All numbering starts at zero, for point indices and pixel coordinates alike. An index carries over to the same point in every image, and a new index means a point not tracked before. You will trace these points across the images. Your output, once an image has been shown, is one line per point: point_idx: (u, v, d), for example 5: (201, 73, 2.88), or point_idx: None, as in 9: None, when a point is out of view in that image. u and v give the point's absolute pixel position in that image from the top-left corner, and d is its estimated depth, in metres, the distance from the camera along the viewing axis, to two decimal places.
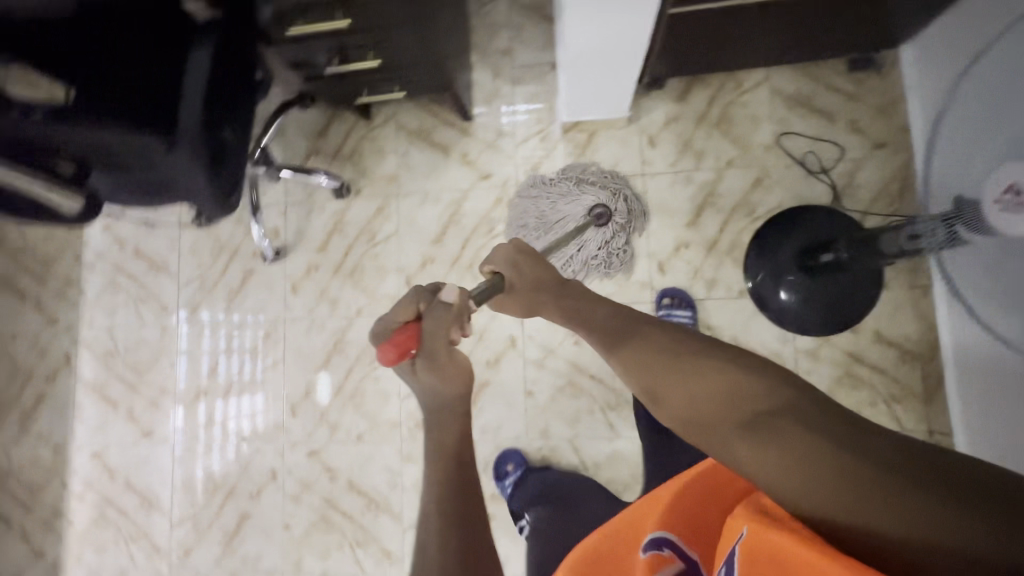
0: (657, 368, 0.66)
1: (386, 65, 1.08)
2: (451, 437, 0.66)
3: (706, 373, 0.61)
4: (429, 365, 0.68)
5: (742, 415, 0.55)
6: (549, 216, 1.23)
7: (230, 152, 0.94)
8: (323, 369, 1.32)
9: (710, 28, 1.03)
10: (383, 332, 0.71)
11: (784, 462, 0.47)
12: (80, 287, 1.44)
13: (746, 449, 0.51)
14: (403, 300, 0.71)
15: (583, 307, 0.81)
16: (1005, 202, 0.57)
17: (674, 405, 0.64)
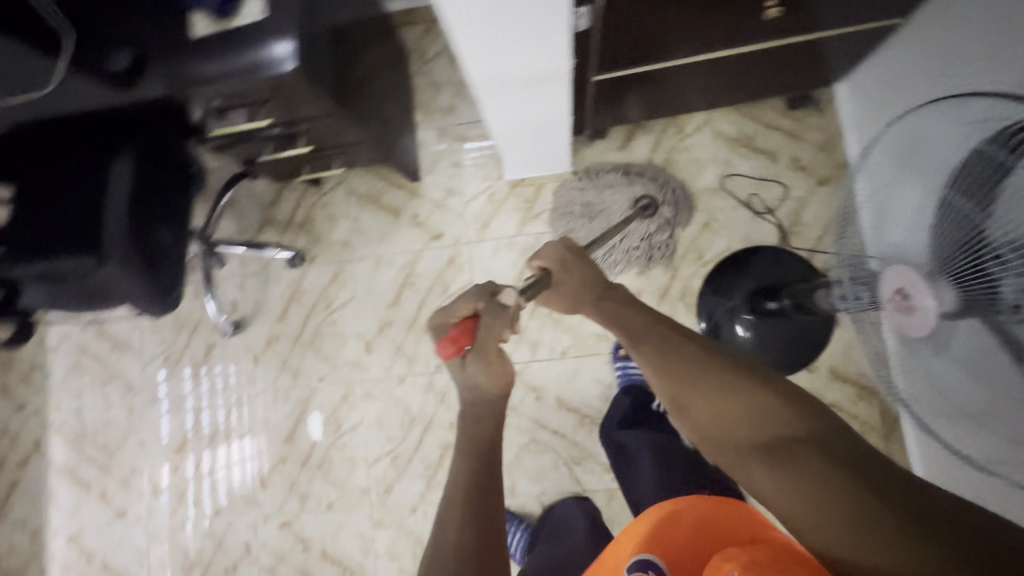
0: (683, 378, 0.65)
1: (322, 146, 1.08)
2: (486, 434, 0.67)
3: (736, 389, 0.62)
4: (481, 360, 0.70)
5: (769, 440, 0.57)
6: (593, 205, 1.23)
7: (168, 254, 0.93)
8: (290, 439, 1.32)
9: (642, 84, 1.03)
10: (441, 321, 0.74)
11: (804, 495, 0.51)
12: (46, 371, 1.44)
13: (767, 474, 0.55)
14: (463, 296, 0.74)
15: (618, 308, 0.77)
16: (895, 303, 0.56)
17: (694, 418, 0.64)
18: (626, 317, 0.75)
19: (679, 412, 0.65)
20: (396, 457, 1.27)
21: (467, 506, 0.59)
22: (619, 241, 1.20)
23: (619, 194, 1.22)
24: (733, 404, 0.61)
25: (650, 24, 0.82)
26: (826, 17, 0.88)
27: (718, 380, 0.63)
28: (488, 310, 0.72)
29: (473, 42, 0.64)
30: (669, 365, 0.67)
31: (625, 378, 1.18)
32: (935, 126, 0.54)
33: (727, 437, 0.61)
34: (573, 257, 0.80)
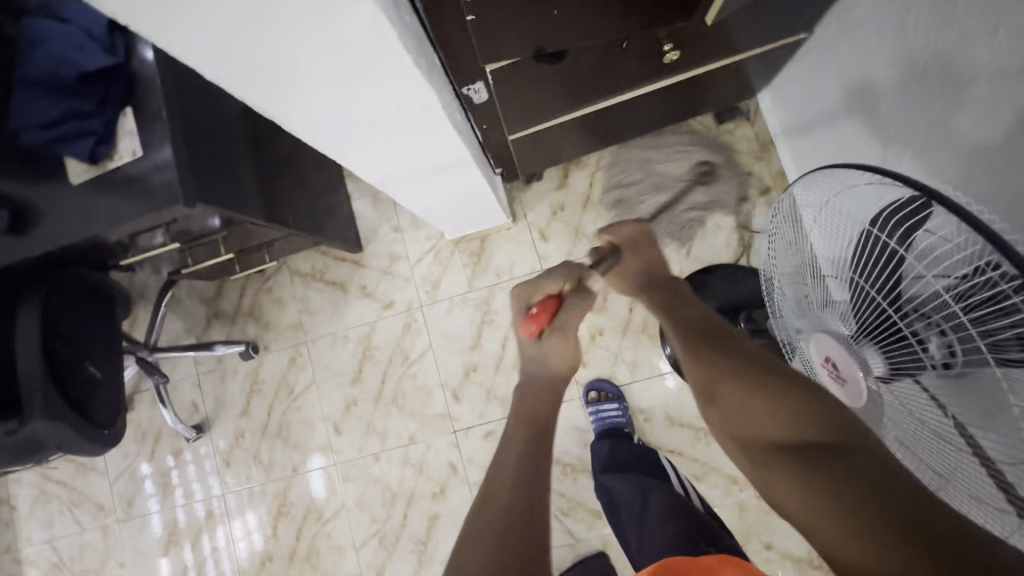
0: (714, 365, 0.62)
1: (245, 246, 1.08)
2: (543, 406, 0.68)
3: (770, 386, 0.56)
4: (559, 337, 0.72)
5: (789, 442, 0.51)
6: (650, 169, 1.20)
7: (101, 390, 0.91)
8: (273, 533, 1.28)
9: (561, 131, 1.01)
10: (525, 294, 0.74)
11: (806, 497, 0.45)
12: (11, 504, 1.38)
13: (781, 476, 0.49)
14: (552, 274, 0.73)
15: (670, 297, 0.74)
16: (830, 372, 0.56)
17: (727, 413, 0.59)
18: (675, 310, 0.72)
19: (713, 405, 0.61)
20: (383, 537, 1.23)
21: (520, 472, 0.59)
22: (678, 214, 1.19)
23: (678, 165, 1.18)
24: (763, 399, 0.56)
25: (551, 88, 0.79)
26: (736, 45, 0.85)
27: (754, 377, 0.58)
28: (573, 294, 0.73)
29: (355, 154, 0.61)
30: (703, 358, 0.63)
31: (599, 424, 1.14)
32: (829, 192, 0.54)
33: (751, 435, 0.55)
34: (645, 239, 0.79)
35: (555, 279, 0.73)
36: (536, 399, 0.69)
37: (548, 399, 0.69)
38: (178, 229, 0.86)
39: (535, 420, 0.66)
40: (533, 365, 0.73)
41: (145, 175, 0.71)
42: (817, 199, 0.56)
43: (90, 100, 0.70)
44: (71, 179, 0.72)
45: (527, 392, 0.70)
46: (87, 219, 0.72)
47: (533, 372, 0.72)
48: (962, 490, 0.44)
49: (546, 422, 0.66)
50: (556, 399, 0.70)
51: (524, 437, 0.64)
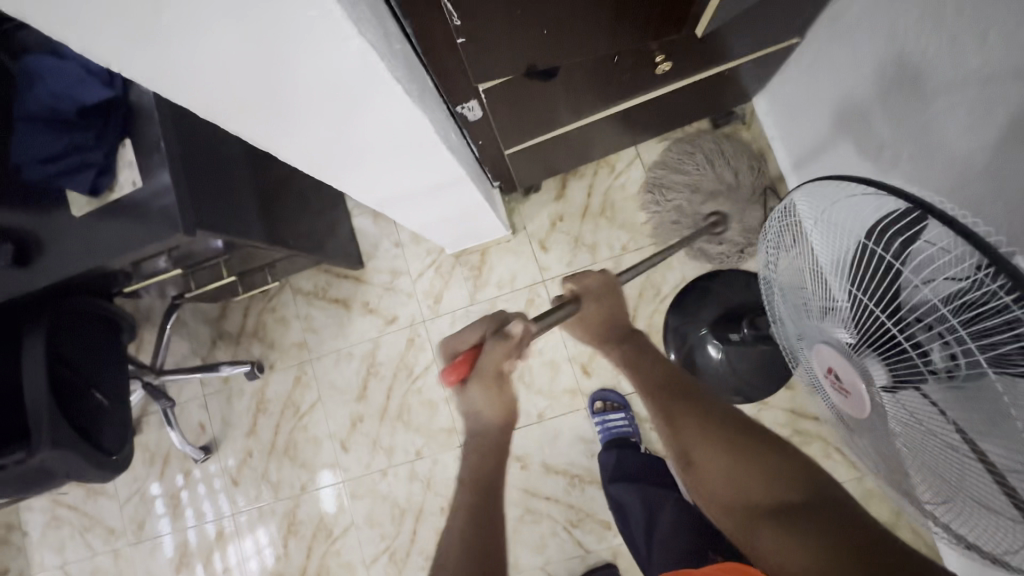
0: (691, 424, 0.63)
1: (247, 267, 1.08)
2: (485, 466, 0.65)
3: (746, 447, 0.59)
4: (484, 387, 0.62)
5: (767, 504, 0.55)
6: (686, 180, 1.15)
7: (107, 417, 0.92)
8: (283, 552, 1.28)
9: (557, 144, 1.01)
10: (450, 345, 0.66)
11: (794, 557, 0.49)
12: (23, 530, 1.39)
13: (768, 537, 0.52)
14: (475, 323, 0.65)
15: (637, 353, 0.73)
16: (833, 381, 0.55)
17: (705, 478, 0.61)
18: (644, 371, 0.71)
19: (690, 466, 0.62)
20: (393, 553, 1.23)
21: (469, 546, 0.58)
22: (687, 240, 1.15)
23: (706, 192, 1.12)
24: (742, 462, 0.58)
25: (544, 102, 0.79)
26: (728, 54, 0.85)
27: (728, 437, 0.61)
28: (495, 338, 0.62)
29: (351, 178, 0.61)
30: (678, 422, 0.64)
31: (605, 434, 1.14)
32: (825, 203, 0.54)
33: (729, 496, 0.58)
34: (609, 291, 0.74)
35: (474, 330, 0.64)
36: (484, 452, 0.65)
37: (496, 457, 0.66)
38: (182, 254, 0.88)
39: (480, 481, 0.64)
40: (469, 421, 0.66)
41: (145, 201, 0.72)
42: (814, 208, 0.55)
43: (90, 134, 0.71)
44: (72, 211, 0.73)
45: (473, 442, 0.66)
46: (89, 250, 0.73)
47: (474, 428, 0.66)
48: (972, 499, 0.43)
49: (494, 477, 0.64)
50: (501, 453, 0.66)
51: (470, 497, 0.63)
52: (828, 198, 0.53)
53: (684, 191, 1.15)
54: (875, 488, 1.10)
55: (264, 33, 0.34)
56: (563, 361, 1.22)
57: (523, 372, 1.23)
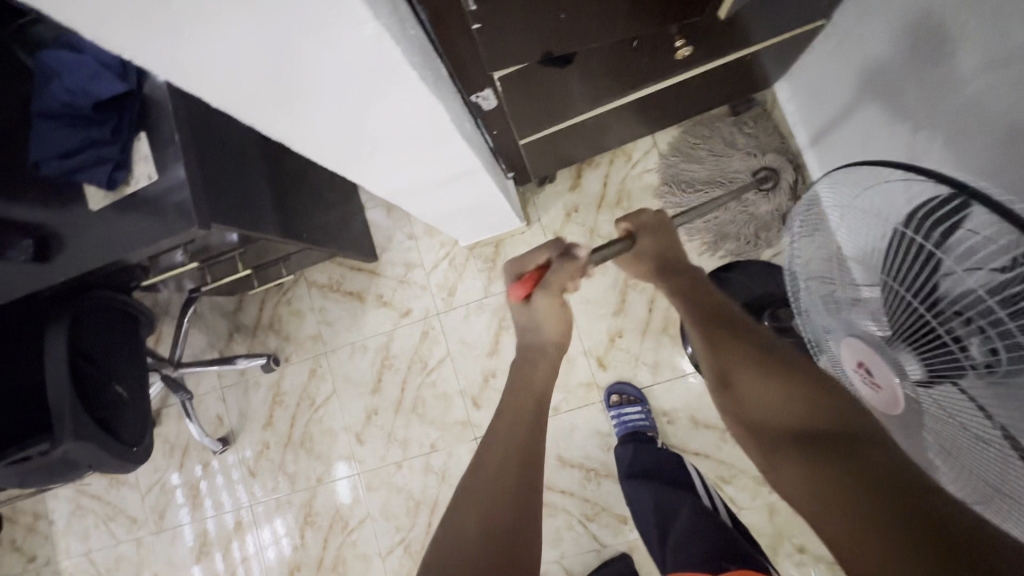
0: (734, 352, 0.61)
1: (261, 261, 1.08)
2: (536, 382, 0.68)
3: (783, 376, 0.56)
4: (553, 301, 0.70)
5: (802, 435, 0.50)
6: (713, 157, 1.16)
7: (128, 409, 0.93)
8: (300, 544, 1.29)
9: (575, 133, 1.00)
10: (515, 269, 0.75)
11: (806, 479, 0.46)
12: (49, 518, 1.42)
13: (785, 457, 0.49)
14: (540, 245, 0.74)
15: (688, 283, 0.72)
16: (863, 375, 0.54)
17: (743, 402, 0.58)
18: (690, 303, 0.70)
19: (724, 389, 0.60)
20: (408, 545, 1.24)
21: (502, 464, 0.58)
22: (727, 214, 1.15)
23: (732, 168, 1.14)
24: (776, 390, 0.56)
25: (559, 91, 0.77)
26: (749, 38, 0.83)
27: (765, 365, 0.58)
28: (561, 257, 0.70)
29: (366, 170, 0.60)
30: (727, 347, 0.62)
31: (621, 428, 1.12)
32: (856, 191, 0.52)
33: (759, 418, 0.55)
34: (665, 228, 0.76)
35: (540, 252, 0.74)
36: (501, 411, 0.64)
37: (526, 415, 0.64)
38: (196, 248, 0.88)
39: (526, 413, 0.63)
40: (528, 334, 0.73)
41: (161, 194, 0.72)
42: (846, 195, 0.53)
43: (105, 129, 0.70)
44: (90, 206, 0.74)
45: (516, 382, 0.68)
46: (106, 244, 0.73)
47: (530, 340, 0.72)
48: (1012, 503, 0.41)
49: (526, 452, 0.60)
50: (532, 413, 0.64)
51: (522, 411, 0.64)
52: (859, 186, 0.51)
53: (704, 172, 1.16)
54: None
55: (273, 18, 0.33)
56: (578, 354, 1.21)
57: None
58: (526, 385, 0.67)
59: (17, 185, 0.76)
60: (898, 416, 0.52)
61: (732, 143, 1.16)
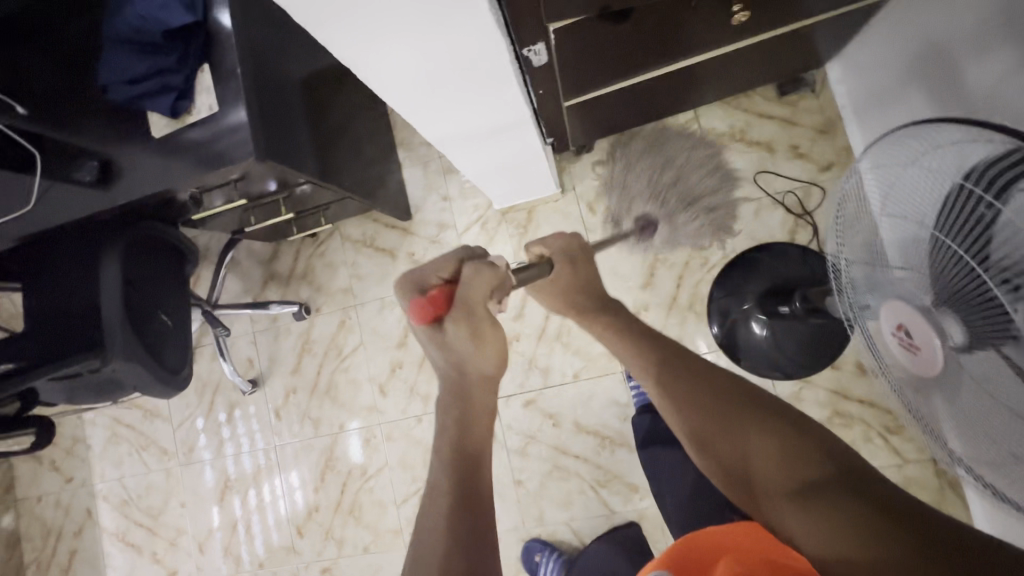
0: (705, 409, 0.62)
1: (301, 208, 1.11)
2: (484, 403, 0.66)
3: (766, 427, 0.57)
4: (466, 325, 0.63)
5: (791, 485, 0.52)
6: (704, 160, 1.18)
7: (172, 336, 0.97)
8: (320, 487, 1.35)
9: (621, 100, 1.00)
10: (412, 280, 0.66)
11: (829, 543, 0.46)
12: (87, 443, 1.51)
13: (790, 516, 0.51)
14: (443, 258, 0.68)
15: (636, 336, 0.74)
16: (901, 339, 0.54)
17: (727, 458, 0.59)
18: (648, 357, 0.71)
19: (705, 453, 0.61)
20: (423, 495, 1.28)
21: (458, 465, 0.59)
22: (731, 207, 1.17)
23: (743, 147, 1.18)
24: (755, 441, 0.57)
25: (612, 49, 0.77)
26: (809, 7, 0.81)
27: (744, 423, 0.59)
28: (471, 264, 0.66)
29: (419, 109, 0.62)
30: (698, 403, 0.63)
31: (640, 399, 1.14)
32: (921, 148, 0.51)
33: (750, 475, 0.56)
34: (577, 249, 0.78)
35: (445, 263, 0.68)
36: (440, 491, 0.58)
37: (459, 491, 0.58)
38: (246, 188, 0.91)
39: (463, 418, 0.63)
40: (452, 377, 0.66)
41: (211, 139, 0.75)
42: (900, 159, 0.53)
43: (172, 57, 0.73)
44: (152, 134, 0.77)
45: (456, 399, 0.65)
46: (167, 173, 0.77)
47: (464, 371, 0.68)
48: None
49: (473, 490, 0.58)
50: (467, 486, 0.58)
51: (458, 418, 0.63)
52: (926, 142, 0.50)
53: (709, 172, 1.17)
54: (918, 474, 1.07)
55: None
56: None
57: (561, 332, 1.23)
58: (462, 440, 0.62)
59: (85, 109, 0.79)
60: (937, 382, 0.52)
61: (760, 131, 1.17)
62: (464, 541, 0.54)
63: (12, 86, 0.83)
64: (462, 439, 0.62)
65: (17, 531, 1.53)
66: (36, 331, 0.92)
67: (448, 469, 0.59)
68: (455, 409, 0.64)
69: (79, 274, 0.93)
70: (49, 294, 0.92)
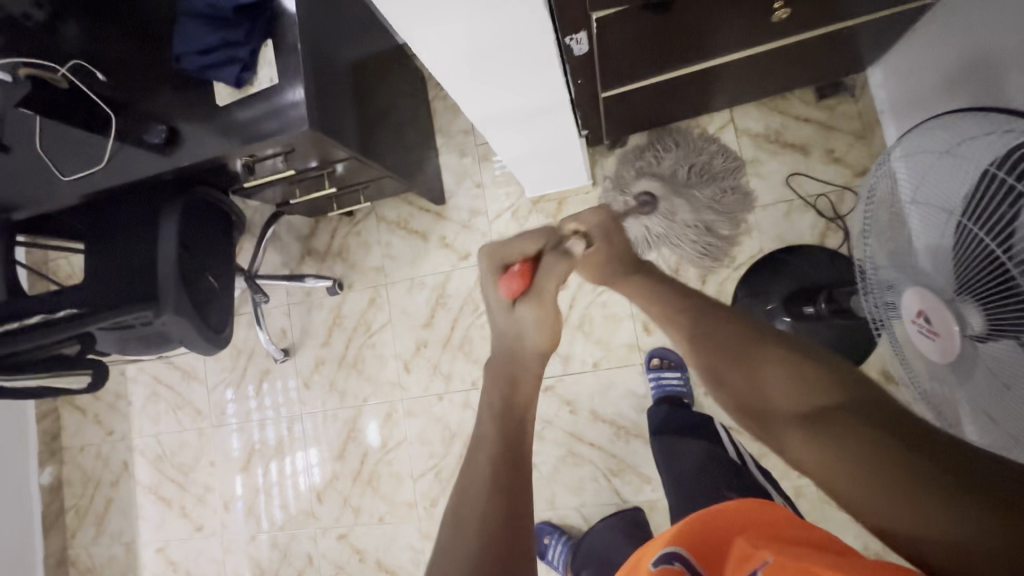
0: (713, 343, 0.60)
1: (343, 184, 1.16)
2: (531, 370, 0.64)
3: (777, 358, 0.54)
4: (536, 304, 0.66)
5: (794, 409, 0.50)
6: (715, 167, 1.13)
7: (218, 296, 1.04)
8: (341, 455, 1.40)
9: (655, 96, 1.02)
10: (496, 257, 0.69)
11: (829, 463, 0.44)
12: (128, 399, 1.60)
13: (797, 442, 0.47)
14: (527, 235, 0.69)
15: (649, 283, 0.71)
16: (920, 327, 0.56)
17: (733, 389, 0.57)
18: (662, 298, 0.69)
19: (713, 385, 0.60)
20: (439, 471, 1.32)
21: (498, 413, 0.59)
22: (762, 206, 1.18)
23: (777, 149, 1.19)
24: (760, 370, 0.55)
25: (652, 40, 0.79)
26: (852, 7, 0.82)
27: (752, 355, 0.56)
28: (551, 252, 0.67)
29: (464, 86, 0.65)
30: (706, 337, 0.61)
31: (659, 391, 1.16)
32: (958, 138, 0.52)
33: (755, 402, 0.54)
34: (617, 230, 0.74)
35: (529, 241, 0.69)
36: (485, 436, 0.57)
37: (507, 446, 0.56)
38: (297, 159, 0.95)
39: (505, 374, 0.63)
40: (506, 342, 0.67)
41: (270, 113, 0.81)
42: (933, 148, 0.54)
43: (241, 31, 0.79)
44: (217, 103, 0.83)
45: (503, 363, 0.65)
46: (225, 141, 0.83)
47: (510, 345, 0.66)
48: None
49: (514, 452, 0.56)
50: (512, 439, 0.57)
51: (494, 381, 0.63)
52: (962, 133, 0.51)
53: (725, 177, 1.14)
54: None
55: None
56: (625, 316, 1.24)
57: (584, 322, 1.26)
58: (509, 400, 0.61)
59: (159, 79, 0.87)
60: (955, 371, 0.54)
61: (795, 134, 1.18)
62: (504, 482, 0.53)
63: (92, 54, 0.90)
64: (502, 396, 0.61)
65: (60, 477, 1.63)
66: (96, 280, 0.99)
67: (496, 423, 0.58)
68: (503, 369, 0.64)
69: (140, 232, 1.01)
70: (112, 248, 1.01)
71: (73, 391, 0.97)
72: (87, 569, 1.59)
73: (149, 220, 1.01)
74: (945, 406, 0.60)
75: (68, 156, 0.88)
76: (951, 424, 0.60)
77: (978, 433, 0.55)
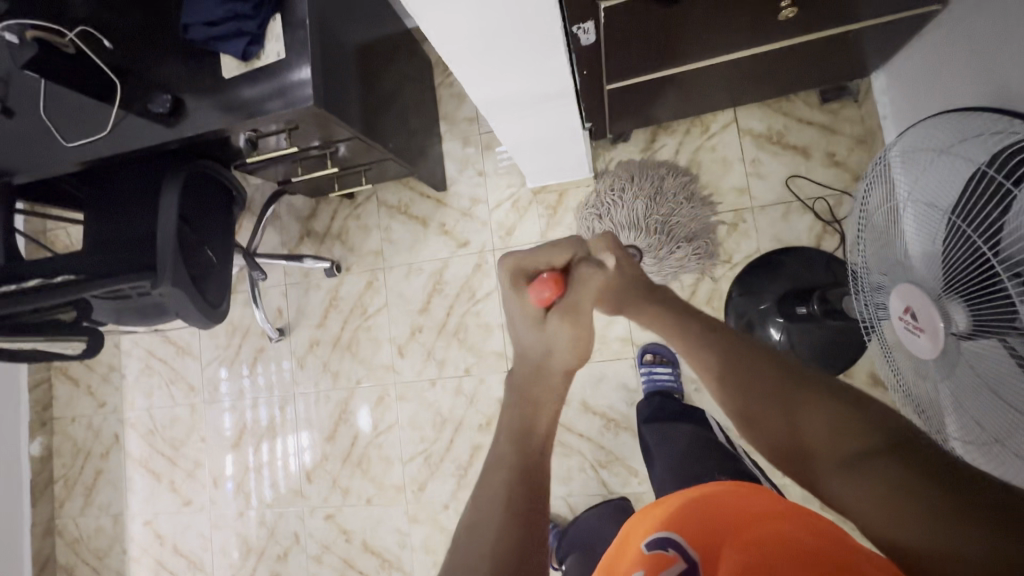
0: (742, 381, 0.51)
1: (345, 165, 1.15)
2: (551, 378, 0.58)
3: (816, 398, 0.47)
4: (571, 320, 0.59)
5: (838, 454, 0.44)
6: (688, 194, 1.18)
7: (215, 269, 1.04)
8: (332, 436, 1.41)
9: (658, 92, 1.02)
10: (520, 263, 0.59)
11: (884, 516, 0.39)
12: (121, 371, 1.60)
13: (844, 491, 0.42)
14: (557, 241, 0.60)
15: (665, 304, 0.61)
16: (906, 323, 0.56)
17: (767, 434, 0.49)
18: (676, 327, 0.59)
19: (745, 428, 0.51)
20: (429, 456, 1.33)
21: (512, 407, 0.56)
22: (760, 207, 1.19)
23: (778, 151, 1.20)
24: (798, 413, 0.47)
25: (658, 33, 0.80)
26: (857, 11, 0.83)
27: (787, 395, 0.48)
28: (587, 263, 0.59)
29: (469, 67, 0.65)
30: (735, 374, 0.52)
31: (650, 384, 1.18)
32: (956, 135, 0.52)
33: (795, 447, 0.47)
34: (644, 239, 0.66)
35: (559, 247, 0.59)
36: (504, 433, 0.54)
37: (520, 481, 0.49)
38: (300, 137, 0.94)
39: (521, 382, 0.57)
40: (528, 357, 0.59)
41: (276, 87, 0.81)
42: (932, 145, 0.55)
43: (249, 4, 0.79)
44: (223, 75, 0.83)
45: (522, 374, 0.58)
46: (226, 113, 0.83)
47: (533, 360, 0.59)
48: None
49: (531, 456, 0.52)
50: (530, 473, 0.50)
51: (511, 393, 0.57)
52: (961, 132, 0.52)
53: (694, 204, 1.17)
54: None
55: None
56: None
57: None
58: (526, 418, 0.55)
59: (166, 49, 0.87)
60: (938, 368, 0.56)
61: (796, 137, 1.19)
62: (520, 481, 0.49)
63: (99, 22, 0.90)
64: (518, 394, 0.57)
65: (50, 447, 1.63)
66: (96, 248, 0.99)
67: (514, 444, 0.53)
68: (523, 384, 0.57)
69: (140, 202, 1.01)
70: (113, 216, 1.01)
71: (68, 357, 0.98)
72: (75, 539, 1.59)
73: (150, 191, 1.01)
74: (927, 402, 0.61)
75: (72, 123, 0.88)
76: (933, 421, 0.61)
77: (959, 429, 0.56)
